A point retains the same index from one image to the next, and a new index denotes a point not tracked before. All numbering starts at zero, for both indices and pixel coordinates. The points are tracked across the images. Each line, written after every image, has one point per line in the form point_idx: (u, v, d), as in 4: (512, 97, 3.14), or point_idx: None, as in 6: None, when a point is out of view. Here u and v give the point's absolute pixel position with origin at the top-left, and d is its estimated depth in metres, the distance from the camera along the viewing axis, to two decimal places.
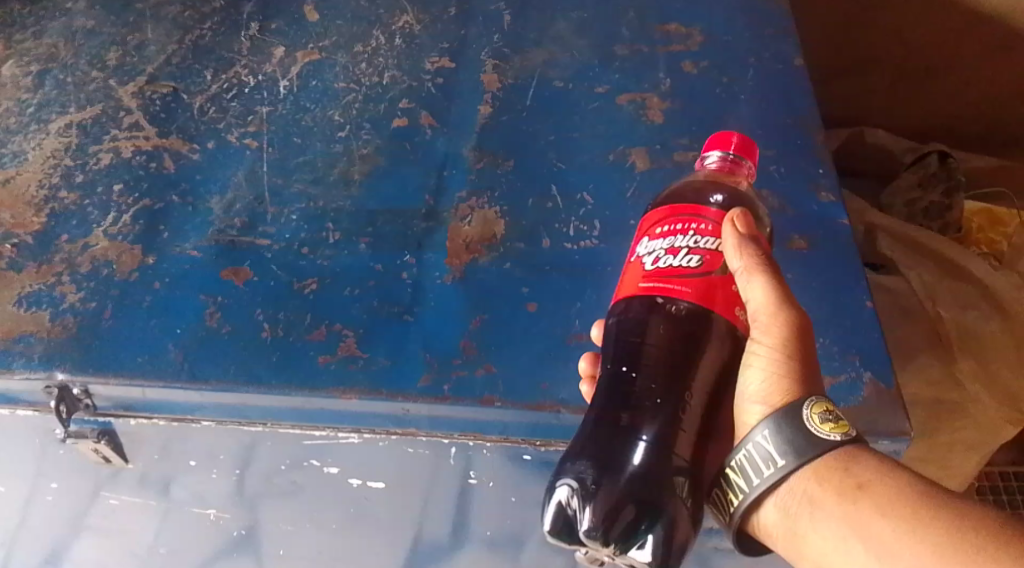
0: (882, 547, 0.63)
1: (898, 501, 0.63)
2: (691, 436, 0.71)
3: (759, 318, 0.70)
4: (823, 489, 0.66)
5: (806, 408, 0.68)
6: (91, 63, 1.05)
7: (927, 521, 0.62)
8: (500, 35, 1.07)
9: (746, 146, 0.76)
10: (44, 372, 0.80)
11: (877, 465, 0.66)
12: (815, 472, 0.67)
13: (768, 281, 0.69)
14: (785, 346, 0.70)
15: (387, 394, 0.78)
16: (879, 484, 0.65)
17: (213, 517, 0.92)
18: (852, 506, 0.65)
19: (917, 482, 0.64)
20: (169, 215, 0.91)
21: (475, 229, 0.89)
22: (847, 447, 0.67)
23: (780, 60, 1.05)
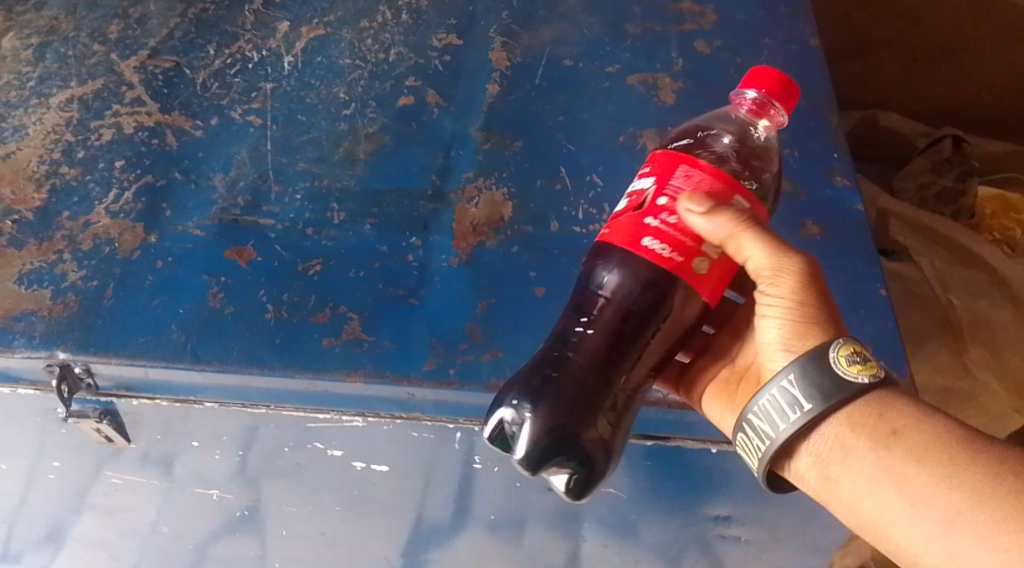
0: (917, 493, 0.63)
1: (933, 447, 0.64)
2: (624, 393, 0.71)
3: (764, 273, 0.68)
4: (856, 435, 0.66)
5: (837, 346, 0.66)
6: (92, 36, 1.05)
7: (965, 467, 0.62)
8: (508, 11, 1.06)
9: (776, 94, 0.71)
10: (44, 351, 0.78)
11: (911, 410, 0.66)
12: (848, 417, 0.66)
13: (758, 238, 0.66)
14: (803, 296, 0.68)
15: (392, 378, 0.76)
16: (914, 429, 0.65)
17: (216, 497, 0.92)
18: (887, 452, 0.65)
19: (950, 426, 0.65)
20: (172, 193, 0.89)
21: (482, 211, 0.87)
22: (880, 392, 0.66)
23: (794, 41, 1.04)
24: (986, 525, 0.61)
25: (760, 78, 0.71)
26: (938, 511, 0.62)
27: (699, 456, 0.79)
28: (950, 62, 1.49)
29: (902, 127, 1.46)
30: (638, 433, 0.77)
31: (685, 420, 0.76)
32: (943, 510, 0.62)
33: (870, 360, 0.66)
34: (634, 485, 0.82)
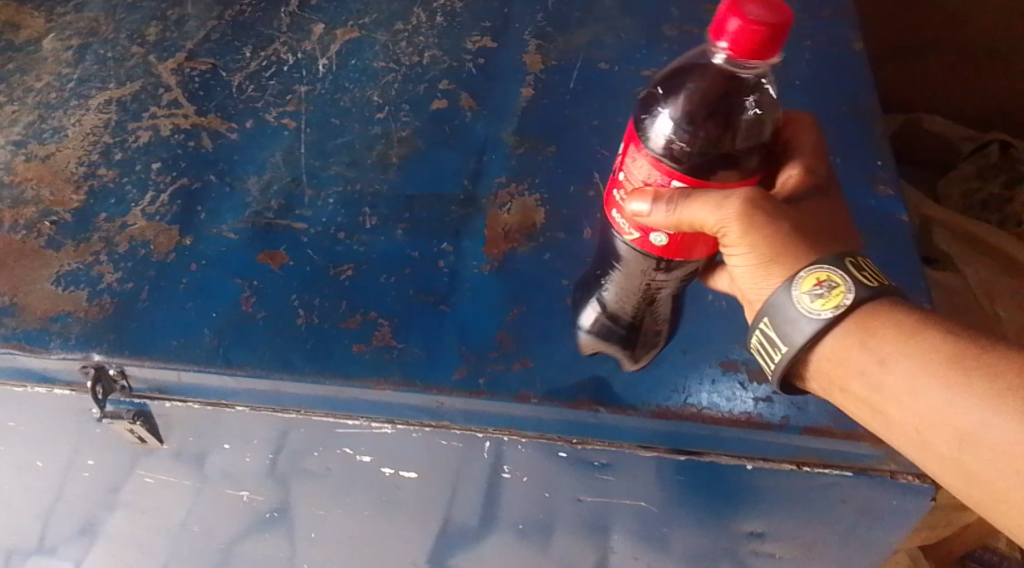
0: (922, 419, 0.65)
1: (926, 372, 0.64)
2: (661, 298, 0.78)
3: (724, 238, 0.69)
4: (851, 369, 0.67)
5: (800, 279, 0.67)
6: (131, 38, 1.06)
7: (959, 390, 0.63)
8: (543, 14, 1.05)
9: (749, 45, 0.64)
10: (80, 353, 0.79)
11: (896, 334, 0.66)
12: (835, 352, 0.67)
13: (698, 216, 0.67)
14: (760, 228, 0.67)
15: (421, 387, 0.76)
16: (901, 356, 0.65)
17: (246, 499, 0.92)
18: (883, 385, 0.66)
19: (939, 343, 0.64)
20: (206, 195, 0.90)
21: (514, 217, 0.87)
22: (863, 310, 0.66)
23: (836, 44, 1.02)
24: (989, 443, 0.62)
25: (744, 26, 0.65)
26: (940, 432, 0.64)
27: (735, 472, 0.76)
28: (997, 63, 1.45)
29: (947, 130, 1.43)
30: (672, 447, 0.76)
31: (722, 436, 0.74)
32: (944, 432, 0.64)
33: (834, 290, 0.66)
34: (665, 498, 0.81)
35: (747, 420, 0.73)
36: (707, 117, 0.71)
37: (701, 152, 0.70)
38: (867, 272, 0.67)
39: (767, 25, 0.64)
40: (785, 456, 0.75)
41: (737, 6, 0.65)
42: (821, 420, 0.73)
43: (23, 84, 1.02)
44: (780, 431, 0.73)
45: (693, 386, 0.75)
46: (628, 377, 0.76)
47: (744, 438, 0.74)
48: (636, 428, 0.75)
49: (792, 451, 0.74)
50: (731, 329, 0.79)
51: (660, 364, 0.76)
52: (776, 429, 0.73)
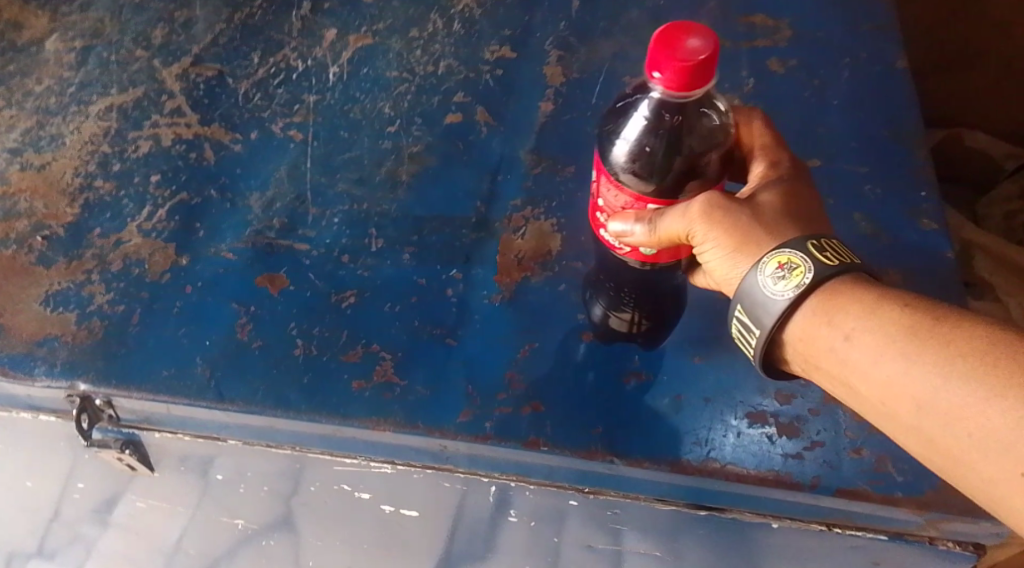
0: (884, 393, 0.60)
1: (888, 344, 0.59)
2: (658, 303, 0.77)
3: (698, 243, 0.65)
4: (816, 344, 0.62)
5: (762, 264, 0.63)
6: (136, 41, 1.01)
7: (918, 359, 0.58)
8: (566, 23, 1.00)
9: (686, 78, 0.61)
10: (66, 381, 0.75)
11: (860, 308, 0.61)
12: (803, 329, 0.63)
13: (675, 228, 0.65)
14: (728, 225, 0.64)
15: (424, 429, 0.71)
16: (865, 330, 0.60)
17: (241, 527, 0.87)
18: (846, 360, 0.61)
19: (901, 314, 0.60)
20: (206, 211, 0.86)
21: (528, 243, 0.81)
22: (828, 287, 0.62)
23: (878, 61, 0.95)
24: (948, 412, 0.57)
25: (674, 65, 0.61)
26: (904, 405, 0.59)
27: (758, 529, 0.71)
28: None
29: (989, 147, 1.35)
30: (692, 502, 0.71)
31: (747, 493, 0.69)
32: (906, 405, 0.59)
33: (795, 270, 0.62)
34: (682, 550, 0.76)
35: (775, 479, 0.67)
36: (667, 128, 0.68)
37: (665, 163, 0.67)
38: (830, 253, 0.62)
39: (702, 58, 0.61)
40: (816, 517, 0.69)
41: (670, 40, 0.61)
42: (856, 482, 0.67)
43: (23, 87, 0.98)
44: (810, 492, 0.67)
45: (716, 437, 0.69)
46: (644, 425, 0.70)
47: (770, 496, 0.68)
48: (652, 480, 0.70)
49: (821, 512, 0.69)
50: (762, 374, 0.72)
51: (682, 411, 0.71)
52: (806, 491, 0.67)
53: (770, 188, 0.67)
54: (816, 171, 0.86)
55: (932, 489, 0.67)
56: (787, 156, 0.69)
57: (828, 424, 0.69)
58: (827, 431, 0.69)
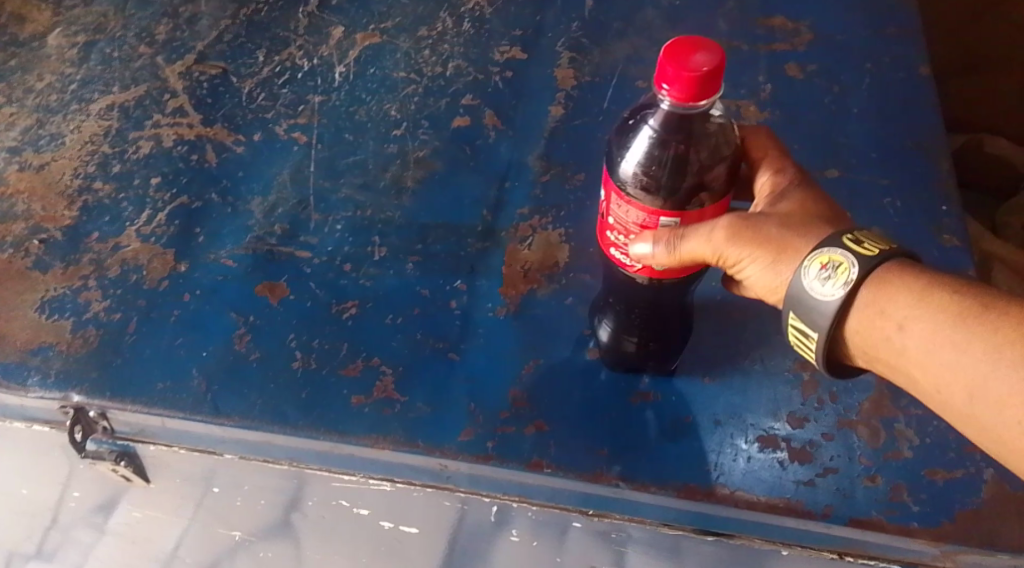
0: (937, 381, 0.57)
1: (941, 332, 0.57)
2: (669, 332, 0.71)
3: (728, 259, 0.61)
4: (869, 334, 0.59)
5: (804, 267, 0.59)
6: (139, 36, 0.99)
7: (968, 347, 0.56)
8: (579, 23, 0.97)
9: (693, 91, 0.57)
10: (59, 392, 0.73)
11: (911, 296, 0.58)
12: (856, 319, 0.59)
13: (699, 251, 0.60)
14: (757, 240, 0.61)
15: (424, 449, 0.69)
16: (917, 318, 0.57)
17: (238, 538, 0.83)
18: (897, 349, 0.58)
19: (952, 299, 0.57)
20: (206, 216, 0.84)
21: (535, 254, 0.79)
22: (875, 275, 0.59)
23: (900, 66, 0.92)
24: (1000, 397, 0.55)
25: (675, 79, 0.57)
26: (956, 392, 0.57)
27: (769, 556, 0.69)
28: None
29: (1012, 154, 1.32)
30: (699, 527, 0.69)
31: (757, 521, 0.66)
32: (959, 391, 0.57)
33: (839, 269, 0.59)
34: None
35: (786, 507, 0.65)
36: (676, 141, 0.61)
37: (674, 177, 0.61)
38: (868, 243, 0.59)
39: (707, 69, 0.56)
40: (827, 545, 0.67)
41: (677, 51, 0.57)
42: (870, 511, 0.64)
43: (24, 84, 0.96)
44: (823, 521, 0.65)
45: (726, 462, 0.67)
46: (647, 448, 0.68)
47: (782, 525, 0.66)
48: (657, 505, 0.68)
49: (835, 540, 0.66)
50: (776, 394, 0.70)
51: (690, 434, 0.68)
52: (817, 520, 0.65)
53: (787, 197, 0.64)
54: (834, 183, 0.83)
55: (949, 521, 0.64)
56: (792, 165, 0.66)
57: (842, 450, 0.67)
58: (841, 457, 0.67)
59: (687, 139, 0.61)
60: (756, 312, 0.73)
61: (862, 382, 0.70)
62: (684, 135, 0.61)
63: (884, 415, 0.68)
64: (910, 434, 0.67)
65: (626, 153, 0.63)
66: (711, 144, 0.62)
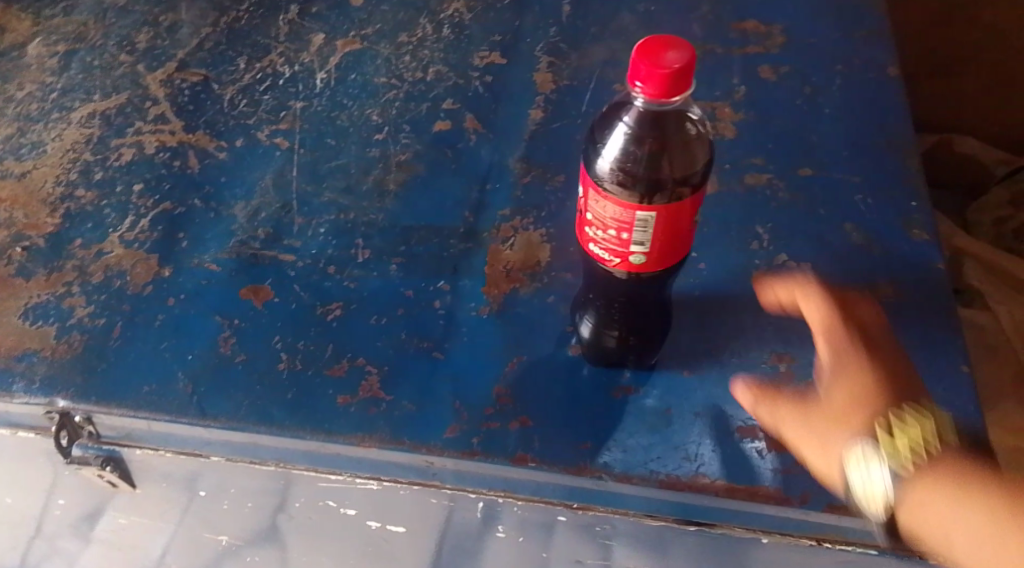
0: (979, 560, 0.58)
1: (987, 518, 0.58)
2: (647, 327, 0.74)
3: (797, 434, 0.65)
4: (920, 511, 0.61)
5: (851, 467, 0.62)
6: (120, 45, 1.00)
7: (1011, 550, 0.57)
8: (557, 28, 0.99)
9: (666, 88, 0.58)
10: (43, 398, 0.73)
11: (954, 491, 0.60)
12: (908, 506, 0.61)
13: (775, 427, 0.66)
14: (819, 430, 0.64)
15: (410, 446, 0.70)
16: (960, 503, 0.59)
17: (225, 543, 0.85)
18: (944, 526, 0.60)
19: (991, 502, 0.59)
20: (189, 221, 0.84)
21: (517, 254, 0.80)
22: (910, 494, 0.61)
23: (871, 66, 0.94)
24: None
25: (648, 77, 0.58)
26: None
27: (750, 545, 0.71)
28: None
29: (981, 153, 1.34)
30: (682, 518, 0.70)
31: (737, 508, 0.67)
32: None
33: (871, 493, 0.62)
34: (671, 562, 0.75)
35: (765, 494, 0.66)
36: (650, 136, 0.63)
37: (650, 170, 0.62)
38: (913, 427, 0.62)
39: (679, 67, 0.58)
40: (806, 532, 0.68)
41: (648, 50, 0.59)
42: None
43: (4, 93, 0.96)
44: (801, 507, 0.66)
45: (706, 452, 0.68)
46: (629, 439, 0.69)
47: (761, 512, 0.67)
48: (641, 496, 0.69)
49: (813, 527, 0.68)
50: None
51: (671, 425, 0.69)
52: (796, 506, 0.66)
53: (840, 388, 0.65)
54: (807, 180, 0.84)
55: None
56: (855, 320, 0.68)
57: None
58: None
59: (663, 135, 0.63)
60: (733, 308, 0.75)
61: None
62: (660, 132, 0.63)
63: None
64: None
65: (604, 149, 0.64)
66: (686, 138, 0.63)
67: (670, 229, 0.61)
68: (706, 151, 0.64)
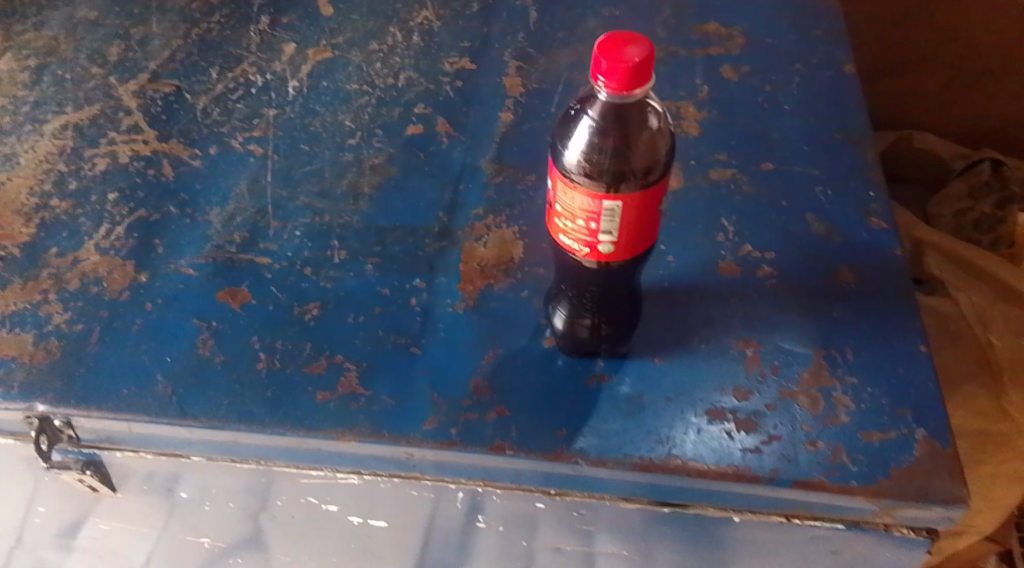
0: None
1: None
2: (620, 311, 0.73)
3: None
4: None
5: None
6: (91, 58, 1.00)
7: None
8: (524, 34, 1.01)
9: (629, 81, 0.60)
10: (23, 403, 0.74)
11: None
12: None
13: None
14: None
15: (389, 438, 0.71)
16: None
17: (208, 545, 0.86)
18: None
19: None
20: (165, 227, 0.85)
21: (491, 251, 0.82)
22: None
23: (829, 64, 0.96)
24: None
25: (610, 72, 0.60)
26: None
27: (724, 524, 0.72)
28: (990, 81, 1.39)
29: (939, 150, 1.38)
30: (656, 499, 0.71)
31: (709, 489, 0.69)
32: None
33: None
34: (652, 549, 0.77)
35: (735, 473, 0.68)
36: (614, 129, 0.64)
37: (616, 160, 0.64)
38: None
39: (639, 61, 0.60)
40: (776, 509, 0.70)
41: (610, 45, 0.61)
42: (813, 473, 0.67)
43: None
44: (769, 485, 0.68)
45: (678, 435, 0.70)
46: (604, 424, 0.71)
47: (731, 491, 0.69)
48: (617, 480, 0.70)
49: (782, 504, 0.69)
50: (723, 371, 0.73)
51: (643, 411, 0.71)
52: (765, 483, 0.68)
53: None
54: (770, 173, 0.86)
55: (887, 478, 0.67)
56: None
57: (785, 419, 0.70)
58: (785, 426, 0.70)
59: (627, 126, 0.65)
60: (701, 299, 0.77)
61: (803, 355, 0.73)
62: (624, 124, 0.65)
63: (823, 384, 0.71)
64: (847, 401, 0.70)
65: (570, 142, 0.65)
66: (648, 129, 0.65)
67: (638, 216, 0.63)
68: (669, 141, 0.66)
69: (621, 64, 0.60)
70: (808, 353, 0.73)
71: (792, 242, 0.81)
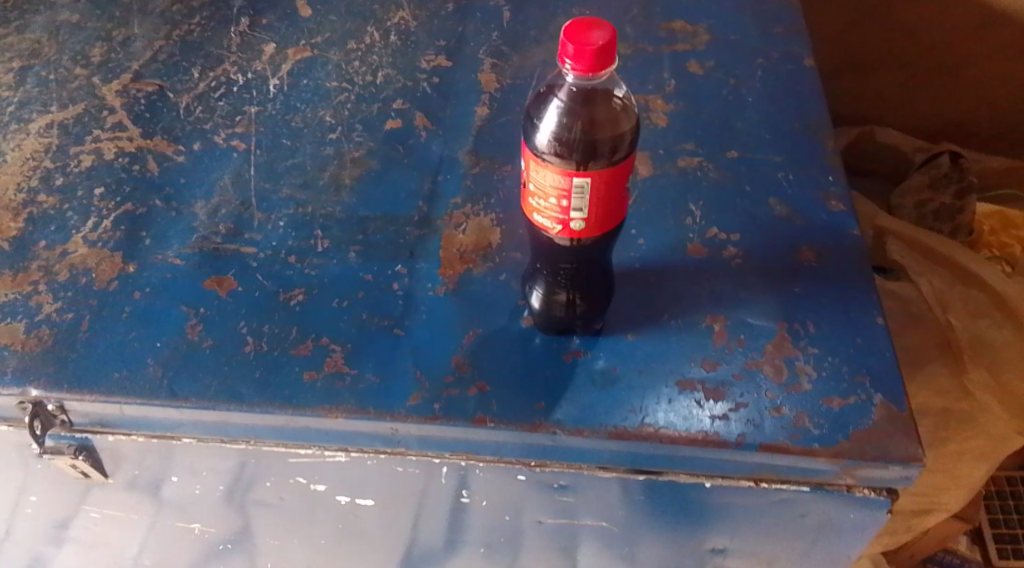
0: None
1: None
2: (593, 287, 0.76)
3: None
4: None
5: None
6: (74, 59, 1.03)
7: None
8: (498, 32, 1.04)
9: (595, 64, 0.64)
10: (17, 388, 0.76)
11: None
12: None
13: None
14: None
15: (375, 414, 0.74)
16: None
17: (198, 531, 0.89)
18: None
19: None
20: (151, 220, 0.87)
21: (469, 237, 0.85)
22: None
23: (790, 57, 1.01)
24: None
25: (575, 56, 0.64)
26: None
27: (696, 491, 0.75)
28: (946, 77, 1.45)
29: (900, 143, 1.43)
30: (632, 468, 0.75)
31: (681, 455, 0.73)
32: None
33: None
34: (631, 520, 0.80)
35: (705, 439, 0.71)
36: (581, 110, 0.68)
37: (585, 140, 0.67)
38: None
39: (602, 44, 0.63)
40: (745, 473, 0.73)
41: (576, 29, 0.64)
42: (778, 437, 0.71)
43: None
44: (737, 449, 0.71)
45: (650, 405, 0.73)
46: (580, 396, 0.74)
47: (703, 457, 0.72)
48: (595, 449, 0.74)
49: (751, 468, 0.73)
50: (693, 345, 0.76)
51: (616, 384, 0.75)
52: (733, 448, 0.71)
53: None
54: (734, 161, 0.90)
55: (847, 440, 0.71)
56: None
57: (751, 388, 0.74)
58: (750, 394, 0.73)
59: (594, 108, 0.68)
60: (670, 279, 0.80)
61: (767, 328, 0.77)
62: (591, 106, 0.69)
63: (786, 354, 0.75)
64: (809, 369, 0.74)
65: (541, 124, 0.69)
66: (614, 110, 0.69)
67: (607, 193, 0.66)
68: (633, 121, 0.70)
69: (585, 48, 0.63)
70: (771, 326, 0.77)
71: (756, 224, 0.84)
